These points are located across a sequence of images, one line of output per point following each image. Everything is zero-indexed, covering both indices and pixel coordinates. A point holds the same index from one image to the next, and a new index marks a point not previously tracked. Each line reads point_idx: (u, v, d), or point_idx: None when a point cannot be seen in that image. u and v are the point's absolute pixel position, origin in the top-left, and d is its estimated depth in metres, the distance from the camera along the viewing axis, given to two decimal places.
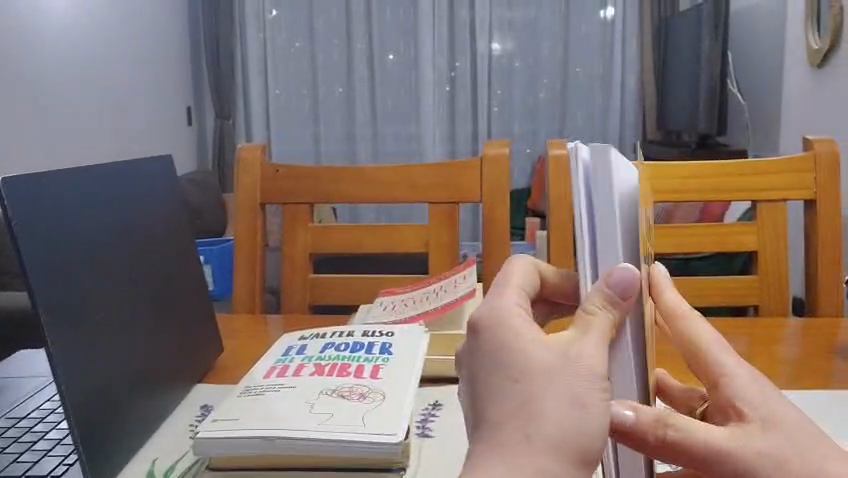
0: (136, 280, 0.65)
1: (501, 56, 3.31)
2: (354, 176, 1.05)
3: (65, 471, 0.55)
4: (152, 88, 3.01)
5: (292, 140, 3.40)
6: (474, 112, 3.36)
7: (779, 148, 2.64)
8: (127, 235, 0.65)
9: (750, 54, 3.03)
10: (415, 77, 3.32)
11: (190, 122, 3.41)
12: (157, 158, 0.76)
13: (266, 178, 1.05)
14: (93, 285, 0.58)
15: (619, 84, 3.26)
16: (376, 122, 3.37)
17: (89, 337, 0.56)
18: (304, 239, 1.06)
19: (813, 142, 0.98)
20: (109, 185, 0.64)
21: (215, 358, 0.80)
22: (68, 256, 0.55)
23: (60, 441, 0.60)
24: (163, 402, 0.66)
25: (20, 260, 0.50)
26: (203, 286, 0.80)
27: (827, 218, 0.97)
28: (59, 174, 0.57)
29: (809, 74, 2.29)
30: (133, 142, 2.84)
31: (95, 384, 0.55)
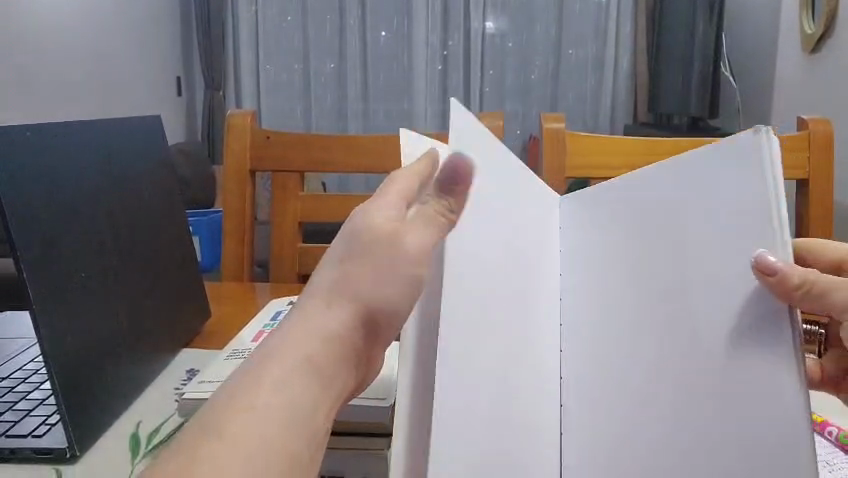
0: (124, 241, 0.64)
1: (495, 35, 3.27)
2: (347, 144, 1.03)
3: (47, 430, 0.55)
4: (141, 55, 2.96)
5: (282, 114, 3.37)
6: (466, 91, 3.34)
7: (770, 131, 2.65)
8: (114, 195, 0.64)
9: (743, 39, 3.02)
10: (408, 54, 3.29)
11: (179, 93, 3.36)
12: (146, 117, 0.74)
13: (257, 144, 1.04)
14: (79, 245, 0.57)
15: (612, 66, 3.24)
16: (367, 97, 3.35)
17: (76, 296, 0.55)
18: (294, 207, 1.04)
19: (808, 121, 0.97)
20: (97, 144, 0.63)
21: (202, 323, 0.79)
22: (53, 212, 0.54)
23: (43, 401, 0.59)
24: (150, 363, 0.65)
25: (2, 216, 0.48)
26: (189, 250, 0.79)
27: (818, 198, 0.97)
28: (40, 130, 0.55)
29: (801, 60, 2.30)
30: (124, 109, 2.81)
31: (79, 343, 0.54)
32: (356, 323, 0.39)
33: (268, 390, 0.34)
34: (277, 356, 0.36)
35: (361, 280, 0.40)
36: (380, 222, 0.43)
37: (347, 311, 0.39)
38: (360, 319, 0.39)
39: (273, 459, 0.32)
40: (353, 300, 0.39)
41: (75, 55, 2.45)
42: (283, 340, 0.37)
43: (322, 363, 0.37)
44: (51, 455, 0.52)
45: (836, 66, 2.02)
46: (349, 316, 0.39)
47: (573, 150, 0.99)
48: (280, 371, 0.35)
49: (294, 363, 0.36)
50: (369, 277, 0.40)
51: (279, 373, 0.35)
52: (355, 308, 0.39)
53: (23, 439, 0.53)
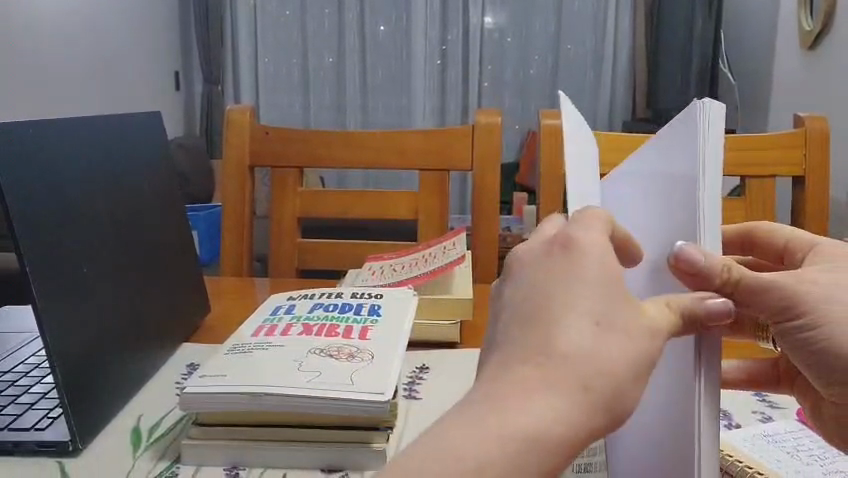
0: (126, 236, 0.65)
1: (493, 30, 3.27)
2: (345, 140, 1.04)
3: (49, 424, 0.55)
4: (140, 48, 2.97)
5: (280, 109, 3.37)
6: (465, 86, 3.34)
7: (769, 127, 2.65)
8: (115, 191, 0.65)
9: (743, 35, 3.03)
10: (407, 49, 3.29)
11: (178, 87, 3.37)
12: (146, 113, 0.75)
13: (255, 140, 1.04)
14: (83, 240, 0.58)
15: (611, 62, 3.25)
16: (366, 92, 3.35)
17: (79, 290, 0.56)
18: (293, 203, 1.05)
19: (804, 119, 0.98)
20: (95, 139, 0.63)
21: (203, 318, 0.80)
22: (54, 207, 0.55)
23: (45, 394, 0.59)
24: (151, 358, 0.66)
25: (5, 213, 0.49)
26: (189, 245, 0.79)
27: (814, 195, 0.98)
28: (42, 127, 0.56)
29: (800, 57, 2.30)
30: (122, 103, 2.81)
31: (82, 336, 0.55)
32: (584, 413, 0.28)
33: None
34: (470, 439, 0.27)
35: (587, 343, 0.29)
36: (599, 253, 0.31)
37: (573, 393, 0.28)
38: (597, 403, 0.28)
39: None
40: (585, 373, 0.28)
41: (73, 47, 2.45)
42: (476, 418, 0.28)
43: (531, 461, 0.27)
44: (53, 449, 0.53)
45: (834, 63, 2.02)
46: (583, 395, 0.28)
47: None
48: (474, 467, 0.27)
49: (491, 460, 0.27)
50: (588, 336, 0.29)
51: (473, 466, 0.27)
52: (582, 387, 0.28)
53: (25, 433, 0.54)
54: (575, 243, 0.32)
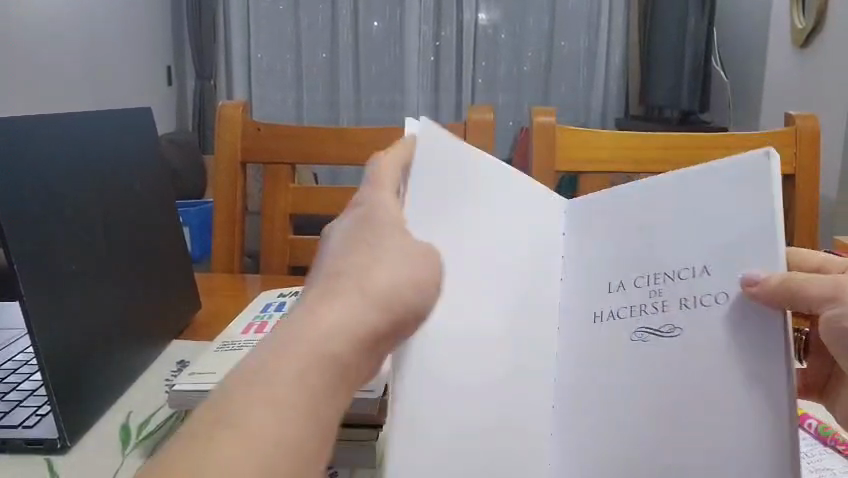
0: (116, 233, 0.65)
1: (487, 26, 3.27)
2: (338, 136, 1.04)
3: (38, 421, 0.55)
4: (131, 43, 2.95)
5: (273, 103, 3.36)
6: (458, 81, 3.34)
7: (761, 125, 2.66)
8: (106, 189, 0.64)
9: (735, 32, 3.03)
10: (400, 45, 3.28)
11: (170, 82, 3.35)
12: (136, 110, 0.75)
13: (247, 136, 1.04)
14: (73, 238, 0.58)
15: (604, 59, 3.25)
16: (359, 88, 3.34)
17: (69, 287, 0.55)
18: (285, 199, 1.05)
19: (795, 117, 0.98)
20: (86, 137, 0.63)
21: (194, 314, 0.80)
22: (44, 205, 0.54)
23: (33, 391, 0.59)
24: (142, 355, 0.66)
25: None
26: (180, 241, 0.79)
27: (805, 193, 0.98)
28: (31, 125, 0.55)
29: (792, 56, 2.30)
30: (114, 98, 2.79)
31: (72, 333, 0.55)
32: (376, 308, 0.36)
33: (269, 375, 0.31)
34: (284, 337, 0.33)
35: (377, 263, 0.38)
36: (382, 218, 0.41)
37: (365, 290, 0.36)
38: (378, 304, 0.36)
39: (295, 451, 0.29)
40: (360, 288, 0.36)
41: (65, 43, 2.44)
42: (291, 325, 0.33)
43: (341, 346, 0.33)
44: (41, 446, 0.53)
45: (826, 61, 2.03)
46: (371, 292, 0.36)
47: (562, 145, 0.99)
48: (294, 353, 0.32)
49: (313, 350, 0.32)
50: (373, 258, 0.38)
51: (292, 354, 0.32)
52: (375, 290, 0.36)
53: (14, 430, 0.54)
54: (368, 217, 0.41)
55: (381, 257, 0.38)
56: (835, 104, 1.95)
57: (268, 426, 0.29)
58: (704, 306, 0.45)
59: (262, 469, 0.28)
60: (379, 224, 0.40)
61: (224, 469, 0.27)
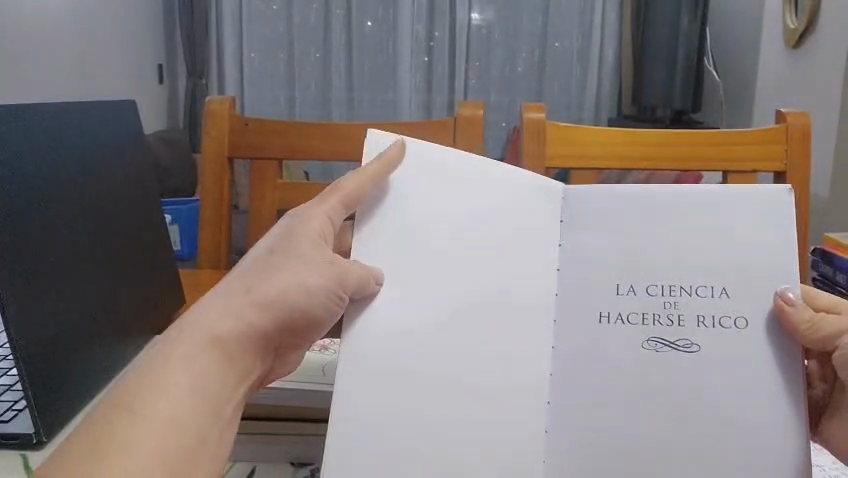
0: (97, 226, 0.64)
1: (481, 26, 3.26)
2: (327, 132, 1.03)
3: (14, 415, 0.54)
4: (123, 40, 2.93)
5: (265, 102, 3.34)
6: (451, 80, 3.33)
7: (754, 124, 2.66)
8: (88, 182, 0.64)
9: (729, 33, 3.04)
10: (393, 44, 3.27)
11: (161, 80, 3.34)
12: (121, 102, 0.73)
13: (235, 130, 1.03)
14: (51, 229, 0.56)
15: (598, 59, 3.25)
16: (352, 87, 3.33)
17: (45, 279, 0.54)
18: (272, 195, 1.04)
19: (786, 114, 0.98)
20: (68, 126, 0.62)
21: (177, 310, 0.79)
22: (23, 192, 0.53)
23: (10, 386, 0.58)
24: (123, 350, 0.65)
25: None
26: (164, 236, 0.78)
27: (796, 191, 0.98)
28: (11, 110, 0.54)
29: (785, 55, 2.30)
30: (104, 94, 2.77)
31: (50, 327, 0.54)
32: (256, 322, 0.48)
33: (163, 376, 0.42)
34: (175, 344, 0.44)
35: (263, 283, 0.49)
36: (273, 248, 0.52)
37: (248, 305, 0.47)
38: (236, 320, 0.47)
39: (181, 426, 0.41)
40: (223, 311, 0.47)
41: (56, 39, 2.42)
42: (185, 334, 0.45)
43: (223, 350, 0.45)
44: (16, 440, 0.52)
45: (818, 63, 2.03)
46: (252, 307, 0.48)
47: (553, 140, 0.99)
48: (185, 357, 0.43)
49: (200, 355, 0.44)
50: (257, 280, 0.49)
51: (185, 356, 0.43)
52: (258, 305, 0.48)
53: None
54: (259, 250, 0.52)
55: (264, 278, 0.49)
56: (826, 104, 1.95)
57: (163, 409, 0.41)
58: (720, 324, 0.52)
59: (158, 437, 0.40)
60: (253, 264, 0.50)
61: (129, 445, 0.38)
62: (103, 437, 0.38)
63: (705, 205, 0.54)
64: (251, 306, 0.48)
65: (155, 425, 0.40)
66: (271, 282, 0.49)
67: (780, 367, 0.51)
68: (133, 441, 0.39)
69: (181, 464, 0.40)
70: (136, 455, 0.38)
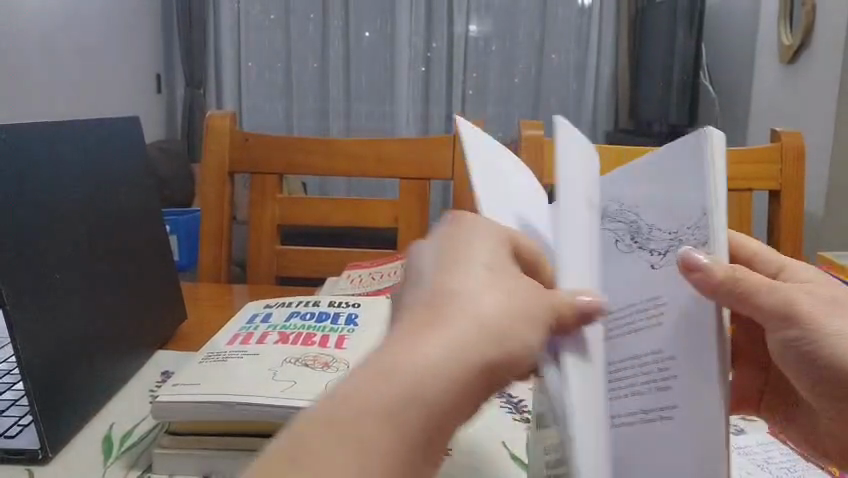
0: (100, 243, 0.64)
1: (478, 38, 3.28)
2: (327, 148, 1.04)
3: (19, 431, 0.55)
4: (121, 51, 2.95)
5: (263, 113, 3.36)
6: (448, 93, 3.35)
7: (748, 139, 2.68)
8: (93, 196, 0.65)
9: (724, 47, 3.06)
10: (391, 56, 3.29)
11: (159, 90, 3.35)
12: (123, 118, 0.74)
13: (236, 146, 1.04)
14: (56, 245, 0.57)
15: (594, 73, 3.27)
16: (349, 98, 3.35)
17: (49, 295, 0.55)
18: (272, 210, 1.05)
19: (780, 133, 0.99)
20: (73, 145, 0.63)
21: (178, 325, 0.80)
22: (27, 212, 0.54)
23: (15, 402, 0.58)
24: (124, 365, 0.65)
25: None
26: (164, 252, 0.78)
27: (789, 210, 0.99)
28: (22, 134, 0.56)
29: (779, 71, 2.33)
30: (102, 104, 2.78)
31: (53, 343, 0.54)
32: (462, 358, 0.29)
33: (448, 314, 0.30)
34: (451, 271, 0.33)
35: (478, 303, 0.31)
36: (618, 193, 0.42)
37: (464, 326, 0.30)
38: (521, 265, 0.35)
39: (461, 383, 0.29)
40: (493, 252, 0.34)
41: (55, 49, 2.43)
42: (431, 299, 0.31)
43: (424, 387, 0.28)
44: (21, 456, 0.52)
45: (812, 78, 2.05)
46: (474, 329, 0.30)
47: (550, 158, 1.00)
48: (361, 399, 0.27)
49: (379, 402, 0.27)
50: (468, 289, 0.32)
51: (363, 393, 0.28)
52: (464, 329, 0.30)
53: None
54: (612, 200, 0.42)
55: (469, 285, 0.32)
56: (821, 118, 1.97)
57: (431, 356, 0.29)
58: (644, 312, 0.39)
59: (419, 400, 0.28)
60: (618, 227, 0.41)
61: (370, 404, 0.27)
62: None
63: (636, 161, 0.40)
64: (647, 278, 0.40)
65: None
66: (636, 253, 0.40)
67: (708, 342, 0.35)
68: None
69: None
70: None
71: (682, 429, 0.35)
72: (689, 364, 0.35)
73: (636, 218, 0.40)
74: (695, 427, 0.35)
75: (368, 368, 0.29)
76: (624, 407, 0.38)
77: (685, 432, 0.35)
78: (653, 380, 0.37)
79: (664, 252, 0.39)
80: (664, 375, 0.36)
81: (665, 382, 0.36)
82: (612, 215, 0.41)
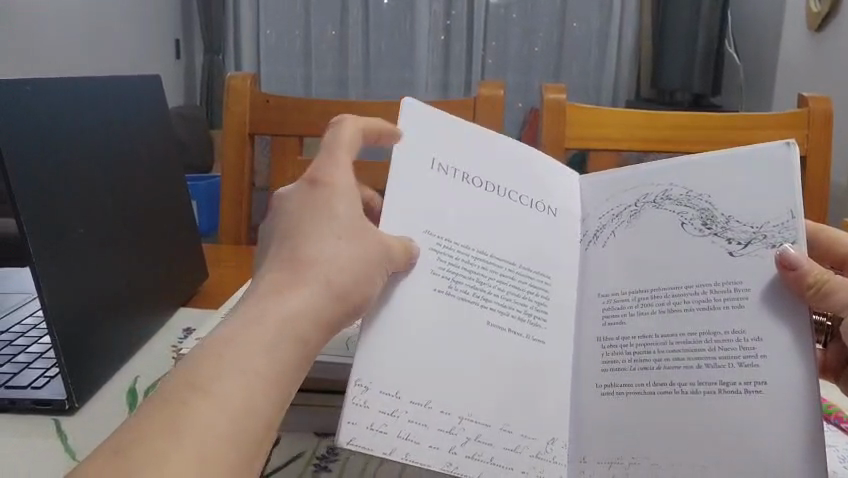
0: (122, 200, 0.64)
1: (498, 6, 3.24)
2: (348, 111, 1.03)
3: (47, 383, 0.56)
4: (140, 18, 2.94)
5: (282, 80, 3.35)
6: (469, 60, 3.31)
7: (774, 107, 2.63)
8: (114, 155, 0.64)
9: (751, 15, 3.00)
10: (410, 22, 3.25)
11: (178, 56, 3.34)
12: (146, 78, 0.74)
13: (257, 107, 1.03)
14: (80, 201, 0.57)
15: (616, 40, 3.22)
16: (369, 66, 3.33)
17: (74, 251, 0.55)
18: (293, 172, 1.06)
19: (809, 99, 0.97)
20: (94, 102, 0.63)
21: (200, 283, 0.80)
22: (49, 166, 0.54)
23: (42, 355, 0.59)
24: (148, 321, 0.66)
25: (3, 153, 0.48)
26: (186, 209, 0.79)
27: (815, 175, 0.98)
28: (45, 85, 0.56)
29: (806, 38, 2.28)
30: (120, 69, 2.77)
31: (78, 298, 0.55)
32: (272, 344, 0.39)
33: (254, 313, 0.40)
34: (278, 284, 0.42)
35: (333, 281, 0.44)
36: (691, 189, 0.57)
37: (311, 296, 0.43)
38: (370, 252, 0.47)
39: (273, 364, 0.38)
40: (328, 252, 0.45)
41: (74, 15, 2.43)
42: (253, 302, 0.41)
43: (298, 337, 0.40)
44: (49, 407, 0.54)
45: (841, 47, 2.01)
46: (314, 291, 0.43)
47: (573, 122, 0.98)
48: (249, 341, 0.38)
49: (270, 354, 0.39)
50: (327, 264, 0.45)
51: (242, 340, 0.38)
52: (270, 319, 0.40)
53: (23, 391, 0.55)
54: (681, 190, 0.57)
55: (319, 256, 0.45)
56: None
57: (247, 356, 0.38)
58: (721, 294, 0.51)
59: (246, 382, 0.37)
60: (691, 215, 0.56)
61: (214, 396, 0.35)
62: (151, 429, 0.33)
63: (723, 169, 0.57)
64: (719, 248, 0.53)
65: (212, 412, 0.35)
66: (713, 237, 0.54)
67: (801, 332, 0.48)
68: (181, 433, 0.33)
69: (245, 445, 0.35)
70: (186, 447, 0.33)
71: (766, 401, 0.47)
72: (774, 349, 0.48)
73: (709, 210, 0.55)
74: (783, 388, 0.47)
75: (232, 332, 0.39)
76: (707, 378, 0.49)
77: (767, 404, 0.47)
78: (738, 356, 0.49)
79: (745, 243, 0.53)
80: (750, 351, 0.49)
81: (749, 361, 0.48)
82: (688, 206, 0.56)
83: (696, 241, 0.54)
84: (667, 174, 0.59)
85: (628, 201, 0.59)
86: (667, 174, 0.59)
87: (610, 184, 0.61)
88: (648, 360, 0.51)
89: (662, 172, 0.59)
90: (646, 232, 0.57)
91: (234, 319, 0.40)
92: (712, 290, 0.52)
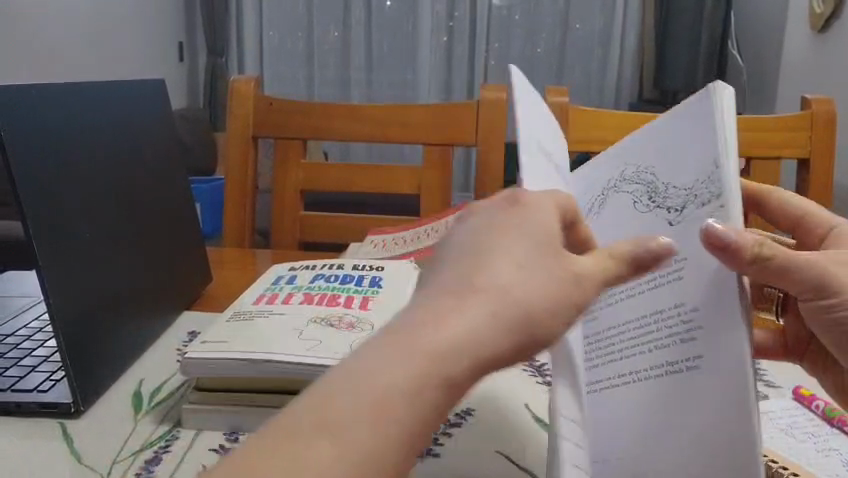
0: (127, 203, 0.65)
1: (501, 7, 3.24)
2: (350, 113, 1.03)
3: (52, 386, 0.56)
4: (144, 20, 2.94)
5: (285, 82, 3.35)
6: (471, 62, 3.32)
7: (777, 108, 2.63)
8: (118, 157, 0.65)
9: (754, 16, 3.00)
10: (412, 24, 3.25)
11: (182, 58, 3.35)
12: (150, 81, 0.75)
13: (260, 111, 1.04)
14: (85, 204, 0.58)
15: (619, 41, 3.22)
16: (371, 67, 3.33)
17: (79, 254, 0.56)
18: (296, 175, 1.06)
19: (811, 101, 0.97)
20: (99, 105, 0.63)
21: (204, 286, 0.80)
22: (55, 169, 0.54)
23: (47, 358, 0.60)
24: (152, 324, 0.66)
25: (5, 155, 0.49)
26: (189, 213, 0.79)
27: (818, 175, 0.98)
28: (50, 89, 0.56)
29: (810, 39, 2.27)
30: (123, 71, 2.78)
31: (83, 301, 0.55)
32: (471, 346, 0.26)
33: (451, 299, 0.27)
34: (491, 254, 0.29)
35: (557, 254, 0.30)
36: (643, 157, 0.44)
37: (529, 274, 0.29)
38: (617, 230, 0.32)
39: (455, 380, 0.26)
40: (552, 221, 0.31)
41: (77, 18, 2.43)
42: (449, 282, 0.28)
43: (509, 337, 0.27)
44: (55, 410, 0.54)
45: (843, 47, 2.01)
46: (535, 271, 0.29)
47: (576, 125, 0.99)
48: (419, 341, 0.26)
49: (457, 348, 0.26)
50: (545, 226, 0.31)
51: (405, 338, 0.26)
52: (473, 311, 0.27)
53: (29, 394, 0.55)
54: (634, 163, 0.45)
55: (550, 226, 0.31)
56: None
57: (407, 364, 0.25)
58: (663, 275, 0.40)
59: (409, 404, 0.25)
60: (641, 194, 0.43)
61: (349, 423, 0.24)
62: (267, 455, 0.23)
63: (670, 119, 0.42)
64: (653, 230, 0.41)
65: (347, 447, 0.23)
66: (651, 217, 0.42)
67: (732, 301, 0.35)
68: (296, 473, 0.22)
69: None
70: None
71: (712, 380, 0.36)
72: (710, 321, 0.36)
73: (653, 181, 0.42)
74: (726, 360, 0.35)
75: (405, 324, 0.27)
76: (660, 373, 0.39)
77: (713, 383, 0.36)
78: (681, 334, 0.38)
79: (680, 208, 0.40)
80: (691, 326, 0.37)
81: (691, 337, 0.37)
82: (638, 182, 0.44)
83: (641, 223, 0.42)
84: (626, 145, 0.46)
85: (600, 189, 0.47)
86: (629, 144, 0.46)
87: (595, 171, 0.49)
88: (613, 353, 0.42)
89: (624, 143, 0.46)
90: (607, 219, 0.45)
91: (416, 299, 0.28)
92: (657, 278, 0.40)
